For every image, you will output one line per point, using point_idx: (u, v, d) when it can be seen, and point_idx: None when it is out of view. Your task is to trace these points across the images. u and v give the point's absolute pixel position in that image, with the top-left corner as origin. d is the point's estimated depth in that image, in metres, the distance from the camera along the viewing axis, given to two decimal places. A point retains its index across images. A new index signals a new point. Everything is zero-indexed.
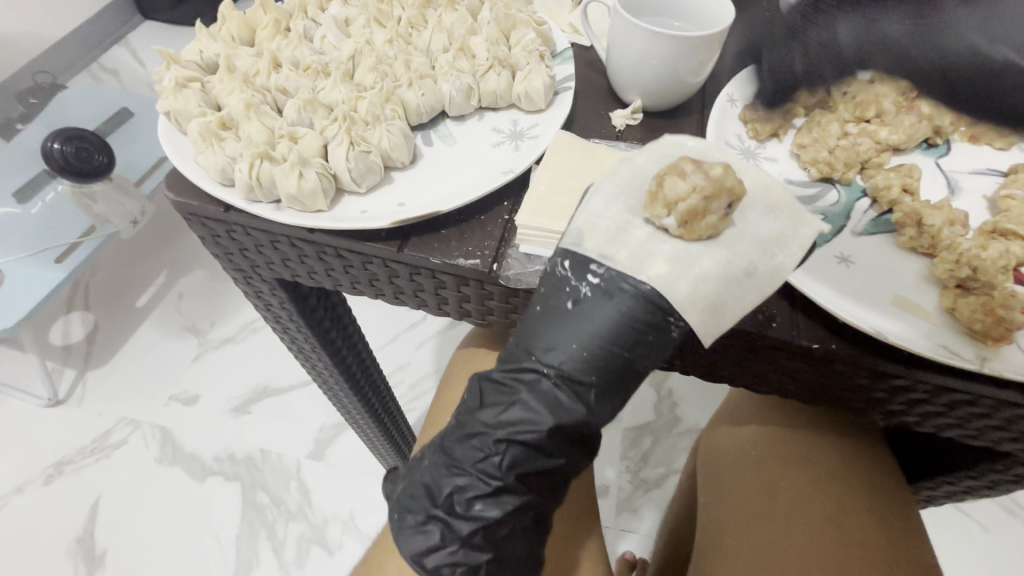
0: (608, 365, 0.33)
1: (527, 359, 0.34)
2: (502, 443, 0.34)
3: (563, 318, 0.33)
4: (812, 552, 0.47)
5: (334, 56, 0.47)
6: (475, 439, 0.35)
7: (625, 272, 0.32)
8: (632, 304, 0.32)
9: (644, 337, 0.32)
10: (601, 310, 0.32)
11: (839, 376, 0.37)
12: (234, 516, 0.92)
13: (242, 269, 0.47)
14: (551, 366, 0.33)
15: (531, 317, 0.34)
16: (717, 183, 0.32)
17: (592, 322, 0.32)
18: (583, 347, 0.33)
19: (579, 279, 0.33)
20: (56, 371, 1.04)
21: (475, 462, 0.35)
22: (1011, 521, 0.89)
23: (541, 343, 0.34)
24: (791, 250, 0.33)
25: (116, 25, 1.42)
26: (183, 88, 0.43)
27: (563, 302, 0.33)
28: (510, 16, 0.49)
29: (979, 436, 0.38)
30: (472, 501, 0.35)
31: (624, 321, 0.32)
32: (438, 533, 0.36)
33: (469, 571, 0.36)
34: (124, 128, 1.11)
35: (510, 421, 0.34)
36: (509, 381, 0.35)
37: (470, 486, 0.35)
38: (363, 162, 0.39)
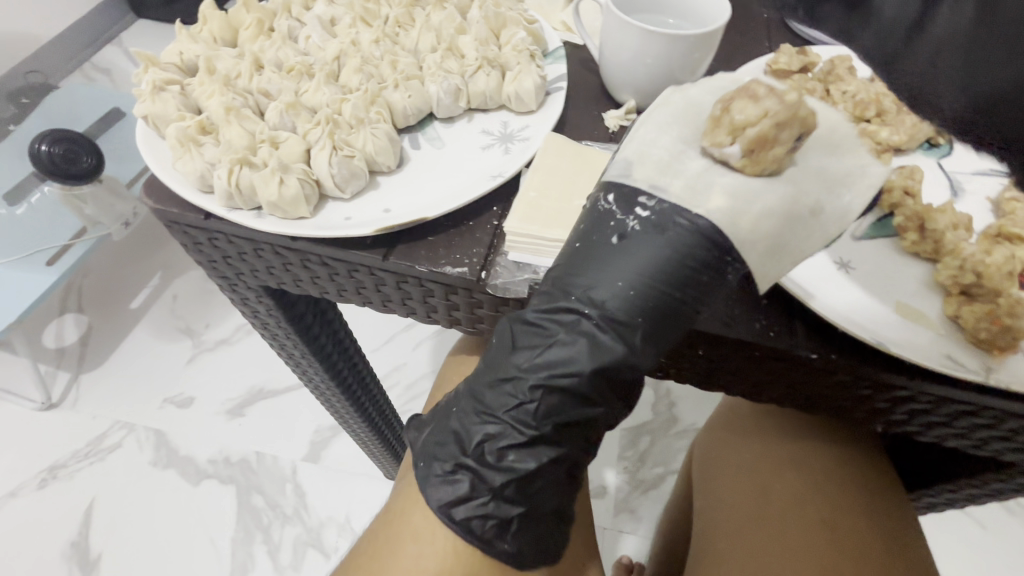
0: (656, 306, 0.31)
1: (564, 299, 0.32)
2: (538, 390, 0.32)
3: (605, 256, 0.31)
4: (805, 556, 0.46)
5: (319, 57, 0.46)
6: (508, 385, 0.33)
7: (680, 203, 0.30)
8: (686, 237, 0.30)
9: (699, 277, 0.30)
10: (654, 241, 0.30)
11: (840, 387, 0.36)
12: (230, 519, 0.91)
13: (227, 277, 0.46)
14: (594, 302, 0.31)
15: (571, 255, 0.32)
16: (788, 109, 0.29)
17: (640, 256, 0.31)
18: (629, 285, 0.31)
19: (626, 213, 0.31)
20: (49, 374, 1.03)
21: (508, 409, 0.33)
22: (1012, 520, 0.88)
23: (582, 281, 0.32)
24: (862, 189, 0.31)
25: (108, 23, 1.39)
26: (162, 90, 0.42)
27: (608, 236, 0.31)
28: (500, 15, 0.48)
29: (983, 447, 0.37)
30: (504, 452, 0.33)
31: (677, 256, 0.30)
32: (468, 483, 0.34)
33: (500, 525, 0.34)
34: (114, 128, 1.09)
35: (549, 362, 0.32)
36: (546, 322, 0.32)
37: (502, 435, 0.33)
38: (347, 167, 0.38)
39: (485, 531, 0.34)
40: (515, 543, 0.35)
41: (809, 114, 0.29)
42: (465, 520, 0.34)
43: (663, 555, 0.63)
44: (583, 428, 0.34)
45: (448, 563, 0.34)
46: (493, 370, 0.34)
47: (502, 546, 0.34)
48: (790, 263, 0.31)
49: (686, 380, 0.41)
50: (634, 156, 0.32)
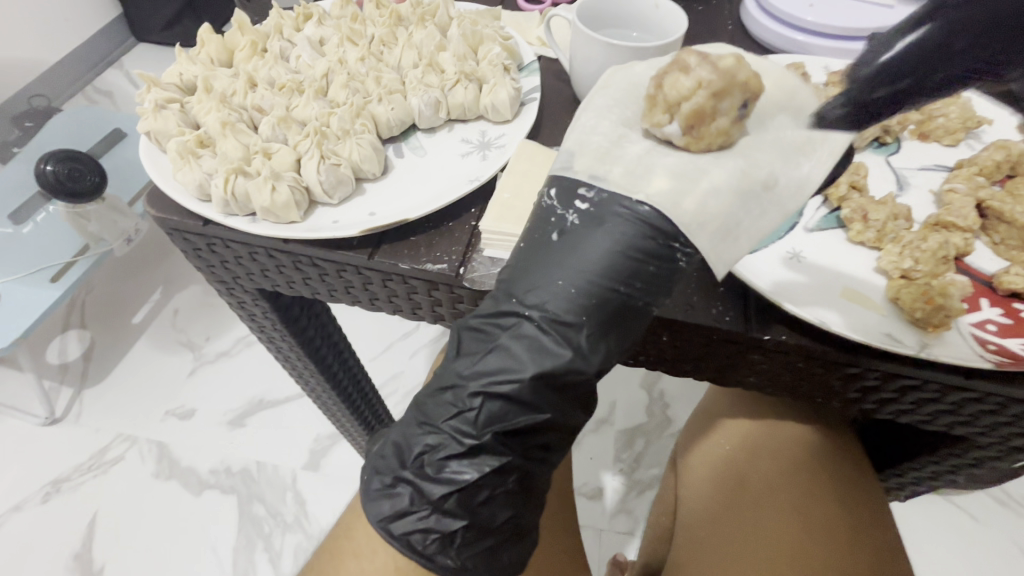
0: (601, 299, 0.33)
1: (506, 303, 0.34)
2: (477, 398, 0.34)
3: (546, 253, 0.33)
4: (776, 541, 0.48)
5: (309, 74, 0.49)
6: (448, 394, 0.35)
7: (618, 193, 0.32)
8: (623, 226, 0.32)
9: (644, 268, 0.33)
10: (592, 233, 0.33)
11: (795, 367, 0.39)
12: (232, 528, 0.93)
13: (225, 282, 0.49)
14: (536, 301, 0.33)
15: (517, 257, 0.35)
16: (722, 81, 0.31)
17: (580, 248, 0.33)
18: (570, 282, 0.33)
19: (566, 208, 0.33)
20: (53, 390, 1.06)
21: (448, 419, 0.34)
22: (1003, 513, 0.90)
23: (524, 284, 0.34)
24: (821, 157, 0.33)
25: (112, 47, 1.45)
26: (163, 109, 0.45)
27: (549, 233, 0.34)
28: (476, 32, 0.51)
29: (933, 421, 0.40)
30: (444, 462, 0.34)
31: (617, 247, 0.32)
32: (407, 497, 0.35)
33: (442, 540, 0.34)
34: (117, 147, 1.13)
35: (486, 371, 0.34)
36: (489, 328, 0.35)
37: (442, 446, 0.35)
38: (334, 174, 0.41)
39: (426, 546, 0.34)
40: (458, 558, 0.35)
41: (747, 81, 0.31)
42: (407, 534, 0.34)
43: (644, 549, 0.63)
44: (529, 434, 0.35)
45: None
46: (449, 368, 0.36)
47: (445, 560, 0.34)
48: (744, 245, 0.33)
49: (655, 367, 0.44)
50: (575, 146, 0.34)
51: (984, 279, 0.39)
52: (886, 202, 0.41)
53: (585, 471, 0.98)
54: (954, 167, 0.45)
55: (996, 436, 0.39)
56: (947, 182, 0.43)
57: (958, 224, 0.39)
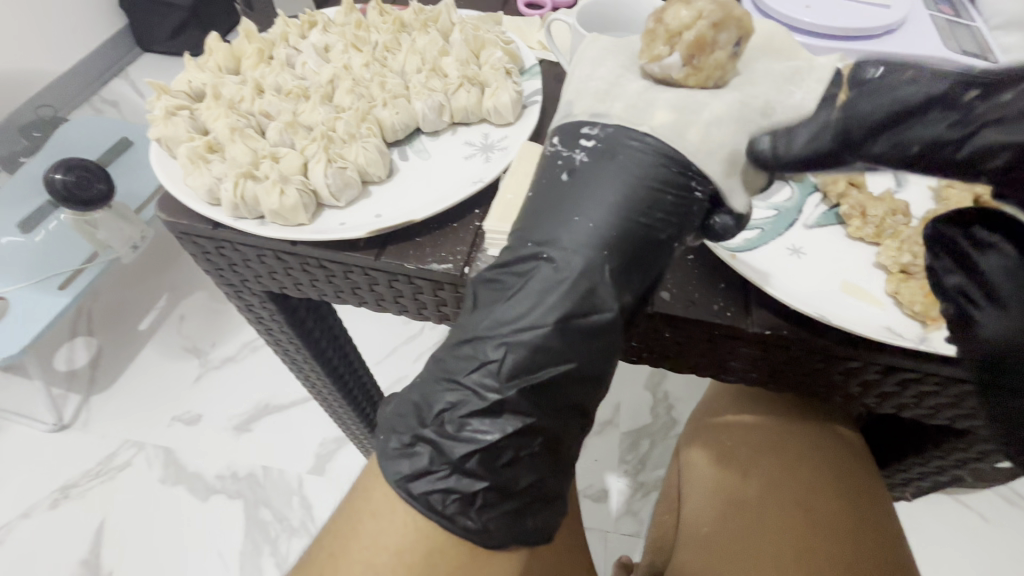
0: (621, 231, 0.34)
1: (522, 249, 0.35)
2: (501, 348, 0.34)
3: (561, 193, 0.35)
4: (780, 536, 0.48)
5: (314, 80, 0.51)
6: (466, 347, 0.36)
7: (623, 124, 0.34)
8: (636, 154, 0.34)
9: (661, 198, 0.34)
10: (603, 166, 0.34)
11: (796, 362, 0.40)
12: (238, 533, 0.93)
13: (233, 284, 0.50)
14: (552, 242, 0.34)
15: (528, 205, 0.36)
16: (720, 12, 0.33)
17: (593, 182, 0.34)
18: (586, 217, 0.34)
19: (573, 148, 0.35)
20: (61, 396, 1.07)
21: (470, 372, 0.35)
22: (1011, 511, 0.89)
23: (540, 227, 0.35)
24: (810, 85, 0.34)
25: (117, 58, 1.47)
26: (173, 115, 0.46)
27: (558, 174, 0.35)
28: (478, 37, 0.52)
29: (936, 415, 0.40)
30: (465, 420, 0.34)
31: (632, 176, 0.33)
32: (426, 456, 0.35)
33: (462, 500, 0.34)
34: (123, 156, 1.14)
35: (508, 319, 0.35)
36: (505, 276, 0.36)
37: (462, 403, 0.35)
38: (340, 177, 0.42)
39: (447, 506, 0.34)
40: (480, 519, 0.35)
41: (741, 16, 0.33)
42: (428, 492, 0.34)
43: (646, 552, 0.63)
44: (538, 431, 0.35)
45: (406, 543, 0.33)
46: (465, 325, 0.37)
47: (465, 521, 0.34)
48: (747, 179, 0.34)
49: (658, 364, 0.45)
50: (574, 95, 0.36)
51: None
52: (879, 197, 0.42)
53: (591, 472, 0.98)
54: None
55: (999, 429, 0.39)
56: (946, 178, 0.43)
57: None
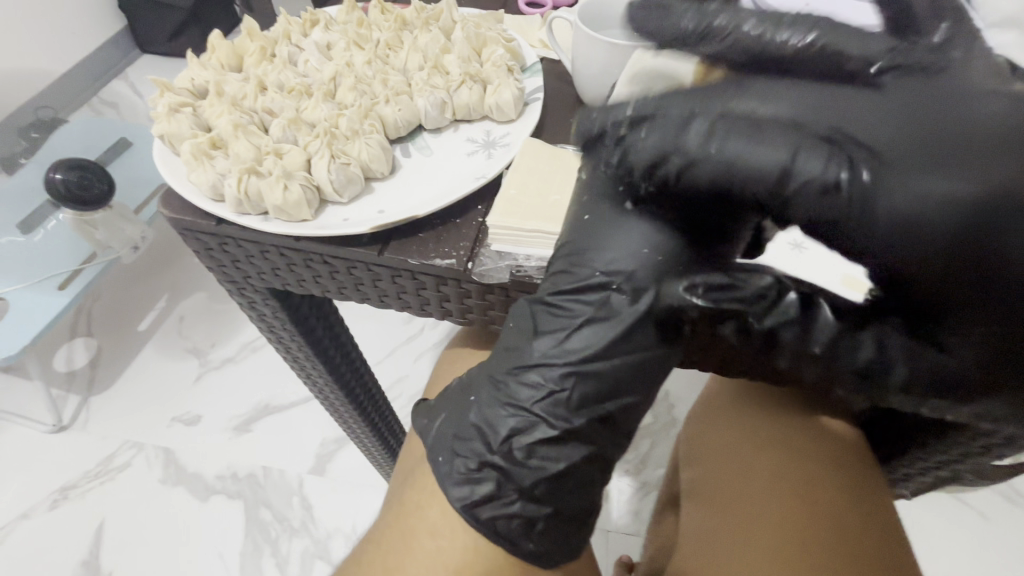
0: (683, 263, 0.37)
1: (588, 275, 0.37)
2: (569, 379, 0.37)
3: (625, 223, 0.37)
4: (783, 533, 0.48)
5: (317, 78, 0.51)
6: (532, 374, 0.38)
7: None
8: (698, 189, 0.36)
9: (716, 228, 0.37)
10: (667, 195, 0.36)
11: (797, 356, 0.40)
12: (238, 533, 0.93)
13: (235, 280, 0.49)
14: (620, 270, 0.36)
15: (588, 232, 0.37)
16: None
17: (655, 215, 0.37)
18: (654, 250, 0.36)
19: (635, 177, 0.36)
20: (61, 397, 1.07)
21: (537, 402, 0.37)
22: (1011, 508, 0.90)
23: (604, 255, 0.37)
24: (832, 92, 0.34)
25: (116, 59, 1.47)
26: (176, 112, 0.46)
27: (623, 203, 0.37)
28: (480, 35, 0.52)
29: (938, 409, 0.40)
30: (533, 447, 0.37)
31: (697, 211, 0.36)
32: (493, 481, 0.37)
33: (524, 524, 0.37)
34: (123, 157, 1.14)
35: (575, 346, 0.37)
36: (568, 304, 0.38)
37: (531, 429, 0.37)
38: (344, 173, 0.42)
39: (511, 528, 0.37)
40: (539, 542, 0.38)
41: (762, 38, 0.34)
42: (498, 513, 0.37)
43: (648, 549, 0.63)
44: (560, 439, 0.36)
45: (468, 563, 0.36)
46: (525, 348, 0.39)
47: (528, 544, 0.38)
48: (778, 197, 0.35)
49: None
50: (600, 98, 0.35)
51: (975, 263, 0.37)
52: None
53: None
54: None
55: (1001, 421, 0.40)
56: None
57: None
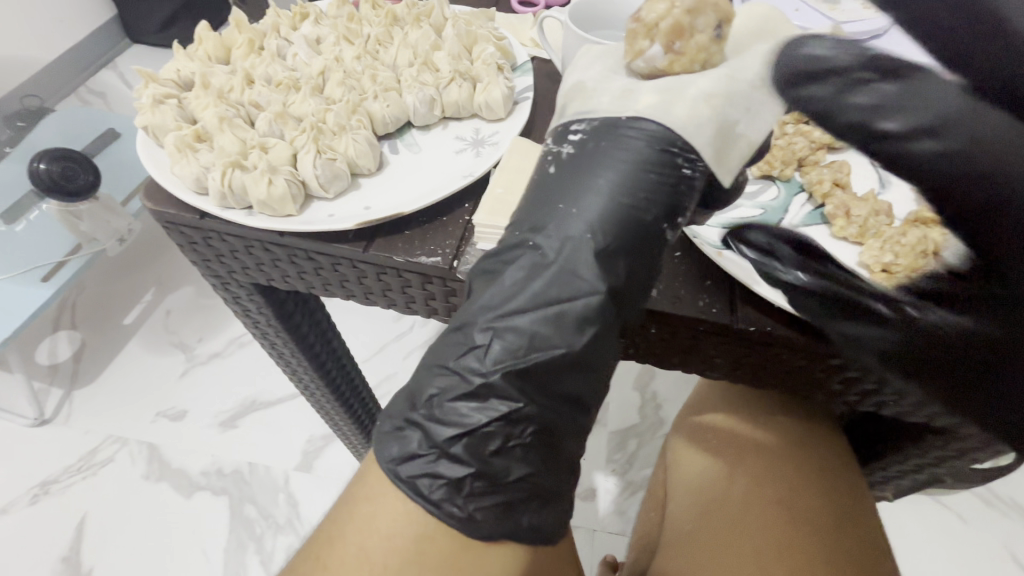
0: (607, 213, 0.34)
1: (513, 237, 0.35)
2: (488, 332, 0.34)
3: (546, 183, 0.35)
4: (763, 532, 0.48)
5: (305, 72, 0.50)
6: (459, 333, 0.35)
7: (607, 117, 0.34)
8: (619, 143, 0.34)
9: (645, 179, 0.33)
10: (589, 156, 0.34)
11: (779, 358, 0.40)
12: (223, 530, 0.92)
13: (220, 276, 0.49)
14: (541, 227, 0.35)
15: (520, 200, 0.36)
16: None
17: (575, 174, 0.35)
18: (571, 206, 0.34)
19: (560, 144, 0.36)
20: (42, 390, 1.05)
21: (458, 357, 0.34)
22: (988, 512, 0.91)
23: (527, 215, 0.35)
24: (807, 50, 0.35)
25: (104, 48, 1.45)
26: (161, 104, 0.46)
27: (546, 168, 0.36)
28: (471, 32, 0.52)
29: (914, 413, 0.41)
30: (452, 404, 0.33)
31: (618, 160, 0.34)
32: (417, 438, 0.34)
33: (449, 487, 0.33)
34: (110, 148, 1.13)
35: (493, 304, 0.35)
36: (495, 264, 0.36)
37: (450, 388, 0.34)
38: (330, 169, 0.42)
39: (433, 491, 0.33)
40: (467, 508, 0.33)
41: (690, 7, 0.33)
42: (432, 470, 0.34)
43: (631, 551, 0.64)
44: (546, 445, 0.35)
45: (398, 525, 0.33)
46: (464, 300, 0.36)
47: (453, 509, 0.33)
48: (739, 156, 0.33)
49: (645, 361, 0.45)
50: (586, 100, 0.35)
51: None
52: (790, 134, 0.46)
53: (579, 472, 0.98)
54: None
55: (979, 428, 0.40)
56: None
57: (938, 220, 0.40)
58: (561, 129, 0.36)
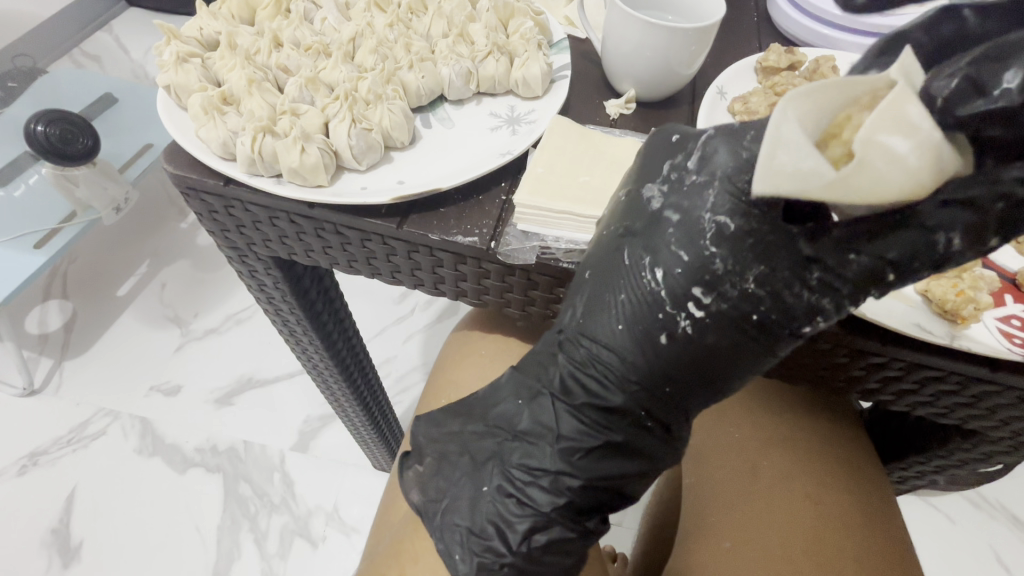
0: (697, 395, 0.35)
1: (616, 397, 0.35)
2: (584, 489, 0.36)
3: (655, 352, 0.33)
4: (790, 532, 0.47)
5: (335, 37, 0.48)
6: (547, 480, 0.36)
7: (738, 308, 0.31)
8: (734, 338, 0.32)
9: (741, 370, 0.34)
10: (703, 344, 0.33)
11: (818, 356, 0.40)
12: (218, 506, 0.91)
13: (237, 247, 0.47)
14: (634, 399, 0.35)
15: (620, 338, 0.34)
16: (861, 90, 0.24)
17: (689, 354, 0.33)
18: (671, 384, 0.34)
19: (678, 311, 0.32)
20: (31, 360, 1.02)
21: (557, 506, 0.36)
22: (976, 512, 0.93)
23: (629, 376, 0.34)
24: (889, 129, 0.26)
25: (104, 7, 1.40)
26: (184, 62, 0.43)
27: (657, 336, 0.33)
28: (509, 5, 0.50)
29: (949, 414, 0.41)
30: (547, 545, 0.36)
31: (724, 353, 0.33)
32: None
33: None
34: (108, 113, 1.09)
35: (606, 473, 0.36)
36: (602, 427, 0.36)
37: (548, 529, 0.36)
38: (364, 140, 0.40)
39: None
40: None
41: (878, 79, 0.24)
42: (513, 547, 0.36)
43: (644, 542, 0.64)
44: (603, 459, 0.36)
45: None
46: (525, 377, 0.38)
47: None
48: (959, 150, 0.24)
49: None
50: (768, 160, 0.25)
51: (1007, 275, 0.41)
52: (762, 91, 0.49)
53: None
54: None
55: (1010, 431, 0.40)
56: None
57: None
58: (682, 290, 0.32)
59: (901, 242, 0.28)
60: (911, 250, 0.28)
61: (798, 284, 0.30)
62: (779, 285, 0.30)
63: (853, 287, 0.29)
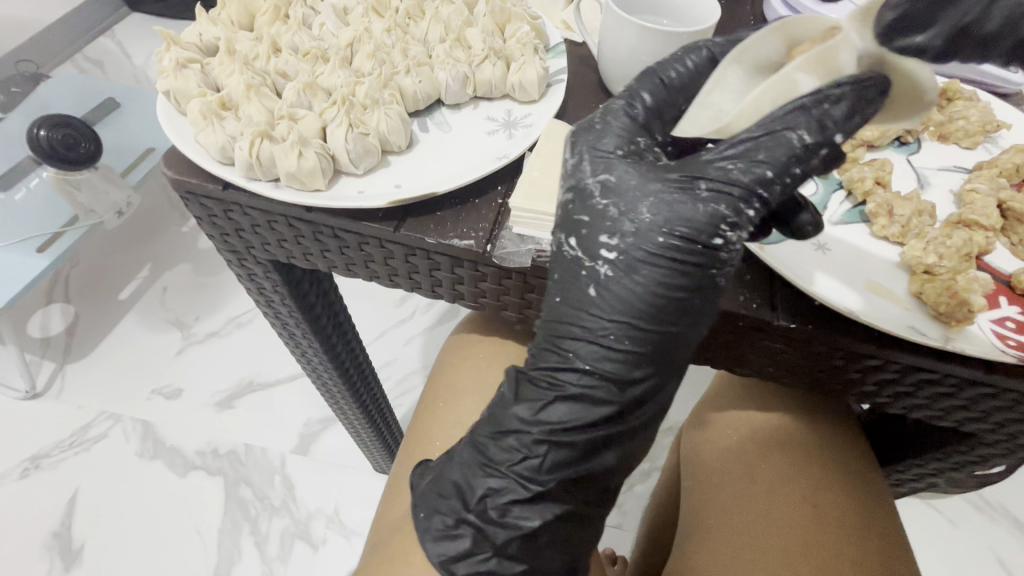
0: (643, 333, 0.34)
1: (562, 358, 0.36)
2: (541, 446, 0.36)
3: (581, 299, 0.35)
4: (787, 535, 0.47)
5: (333, 42, 0.49)
6: (511, 438, 0.37)
7: (637, 234, 0.33)
8: (654, 268, 0.33)
9: (677, 297, 0.34)
10: (628, 276, 0.34)
11: (816, 359, 0.40)
12: (218, 510, 0.91)
13: (236, 250, 0.47)
14: (580, 352, 0.35)
15: (551, 305, 0.36)
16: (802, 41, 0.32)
17: (618, 295, 0.34)
18: (606, 322, 0.34)
19: (592, 259, 0.34)
20: (34, 363, 1.03)
21: (513, 464, 0.37)
22: (978, 517, 0.92)
23: (564, 330, 0.35)
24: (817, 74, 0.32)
25: (106, 10, 1.41)
26: (183, 68, 0.44)
27: (583, 285, 0.35)
28: (505, 10, 0.50)
29: (945, 417, 0.41)
30: (507, 508, 0.37)
31: (653, 288, 0.34)
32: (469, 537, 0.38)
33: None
34: (111, 118, 1.09)
35: (559, 420, 0.36)
36: (549, 380, 0.36)
37: (505, 490, 0.37)
38: (361, 144, 0.41)
39: None
40: None
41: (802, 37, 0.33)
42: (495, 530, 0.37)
43: (644, 542, 0.64)
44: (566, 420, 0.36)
45: None
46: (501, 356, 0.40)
47: None
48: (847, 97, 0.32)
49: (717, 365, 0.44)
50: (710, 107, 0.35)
51: (1002, 278, 0.40)
52: None
53: None
54: (973, 169, 0.46)
55: (1006, 432, 0.40)
56: (969, 182, 0.44)
57: (982, 223, 0.40)
58: (592, 240, 0.34)
59: (769, 146, 0.33)
60: (782, 156, 0.33)
61: (690, 198, 0.33)
62: (668, 205, 0.33)
63: (740, 190, 0.32)
